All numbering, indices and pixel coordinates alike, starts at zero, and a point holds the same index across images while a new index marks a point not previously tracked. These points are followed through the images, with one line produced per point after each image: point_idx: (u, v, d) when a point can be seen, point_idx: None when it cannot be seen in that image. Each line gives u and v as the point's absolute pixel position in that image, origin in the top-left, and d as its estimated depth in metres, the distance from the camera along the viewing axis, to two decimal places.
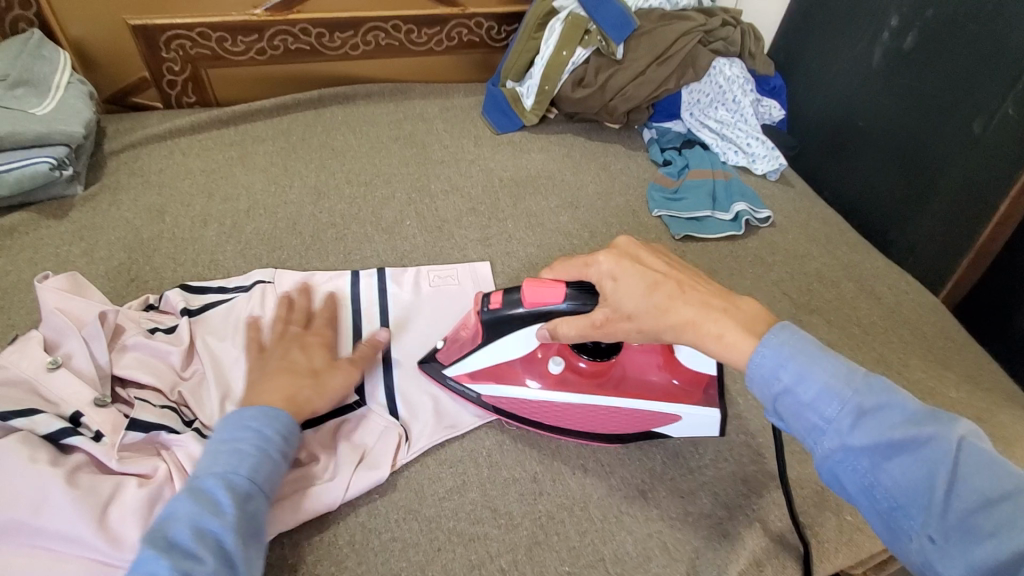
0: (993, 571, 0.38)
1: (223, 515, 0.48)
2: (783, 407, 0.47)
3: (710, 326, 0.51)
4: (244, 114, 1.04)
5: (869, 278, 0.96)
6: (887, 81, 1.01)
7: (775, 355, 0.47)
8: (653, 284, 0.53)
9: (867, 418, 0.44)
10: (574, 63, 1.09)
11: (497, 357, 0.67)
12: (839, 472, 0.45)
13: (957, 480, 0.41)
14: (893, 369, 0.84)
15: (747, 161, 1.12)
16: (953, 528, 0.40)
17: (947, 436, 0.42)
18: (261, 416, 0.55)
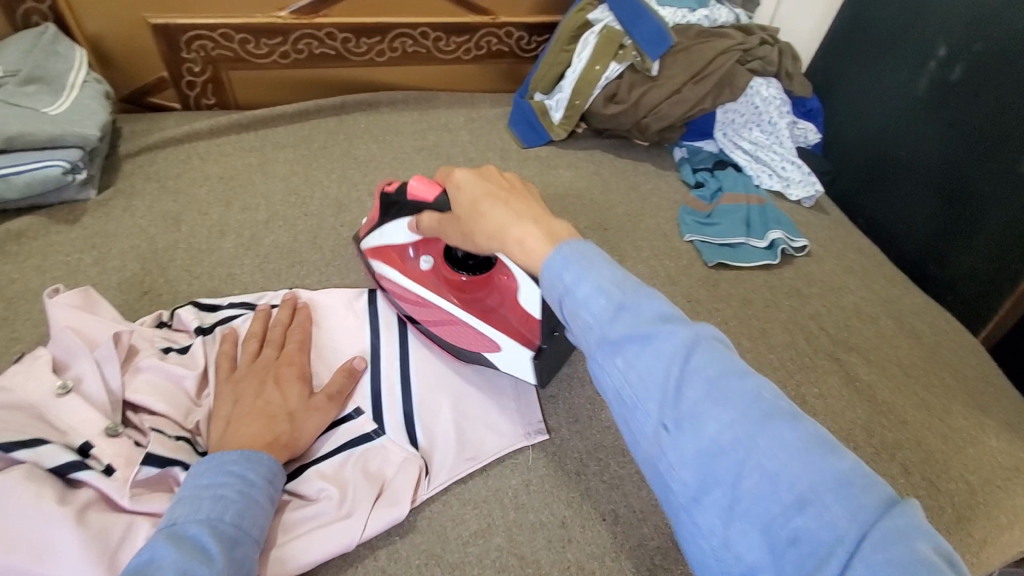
0: (717, 454, 0.36)
1: (214, 560, 0.44)
2: (566, 309, 0.43)
3: (513, 232, 0.50)
4: (265, 119, 1.00)
5: (908, 314, 0.92)
6: (931, 112, 0.97)
7: (563, 261, 0.44)
8: (495, 194, 0.54)
9: (624, 313, 0.41)
10: (607, 78, 1.05)
11: (391, 241, 0.74)
12: (598, 374, 0.42)
13: (692, 373, 0.38)
14: (934, 414, 0.80)
15: (782, 185, 1.07)
16: (682, 420, 0.38)
17: (684, 332, 0.40)
18: (242, 458, 0.52)
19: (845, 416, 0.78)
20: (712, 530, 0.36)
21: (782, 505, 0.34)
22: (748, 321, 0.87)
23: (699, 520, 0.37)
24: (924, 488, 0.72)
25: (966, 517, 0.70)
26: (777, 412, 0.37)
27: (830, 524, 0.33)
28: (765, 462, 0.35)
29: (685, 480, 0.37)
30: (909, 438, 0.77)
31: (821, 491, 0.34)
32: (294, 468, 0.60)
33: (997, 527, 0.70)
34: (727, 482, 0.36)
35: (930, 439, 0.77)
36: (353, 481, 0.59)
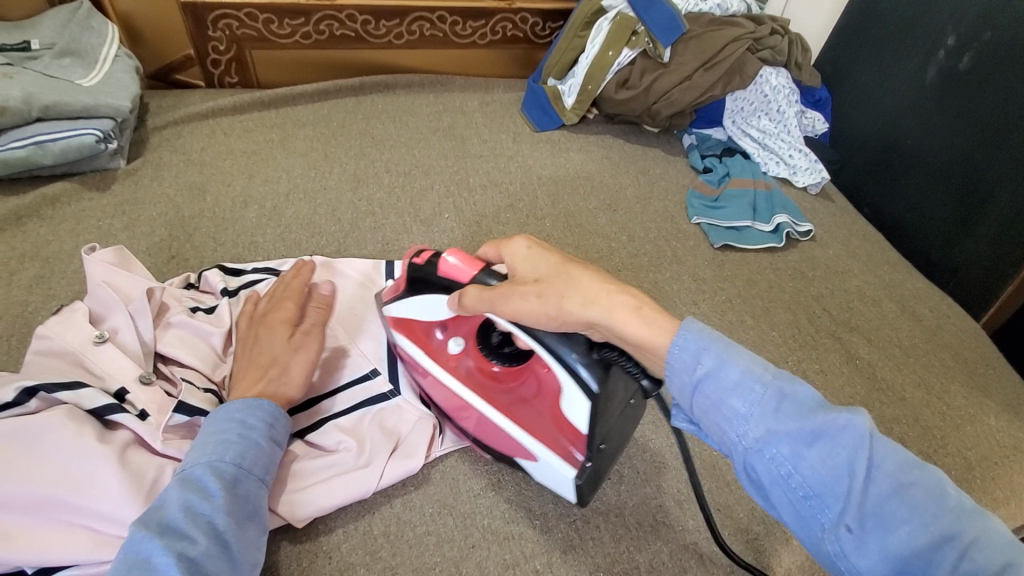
0: (911, 556, 0.38)
1: (213, 499, 0.47)
2: (703, 397, 0.44)
3: (618, 302, 0.49)
4: (286, 98, 1.03)
5: (910, 298, 0.95)
6: (938, 100, 0.99)
7: (694, 343, 0.45)
8: (566, 266, 0.52)
9: (786, 401, 0.42)
10: (619, 64, 1.08)
11: (416, 315, 0.64)
12: (758, 465, 0.42)
13: (875, 467, 0.40)
14: (933, 393, 0.82)
15: (788, 173, 1.10)
16: (867, 518, 0.39)
17: (859, 423, 0.40)
18: (242, 406, 0.54)
19: (845, 392, 0.80)
20: None
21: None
22: (753, 300, 0.89)
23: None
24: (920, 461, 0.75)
25: (962, 490, 0.73)
26: (948, 504, 0.39)
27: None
28: (965, 559, 0.37)
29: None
30: (908, 414, 0.79)
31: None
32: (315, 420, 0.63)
33: (990, 500, 0.72)
34: (915, 574, 0.38)
35: (927, 416, 0.80)
36: (364, 436, 0.62)
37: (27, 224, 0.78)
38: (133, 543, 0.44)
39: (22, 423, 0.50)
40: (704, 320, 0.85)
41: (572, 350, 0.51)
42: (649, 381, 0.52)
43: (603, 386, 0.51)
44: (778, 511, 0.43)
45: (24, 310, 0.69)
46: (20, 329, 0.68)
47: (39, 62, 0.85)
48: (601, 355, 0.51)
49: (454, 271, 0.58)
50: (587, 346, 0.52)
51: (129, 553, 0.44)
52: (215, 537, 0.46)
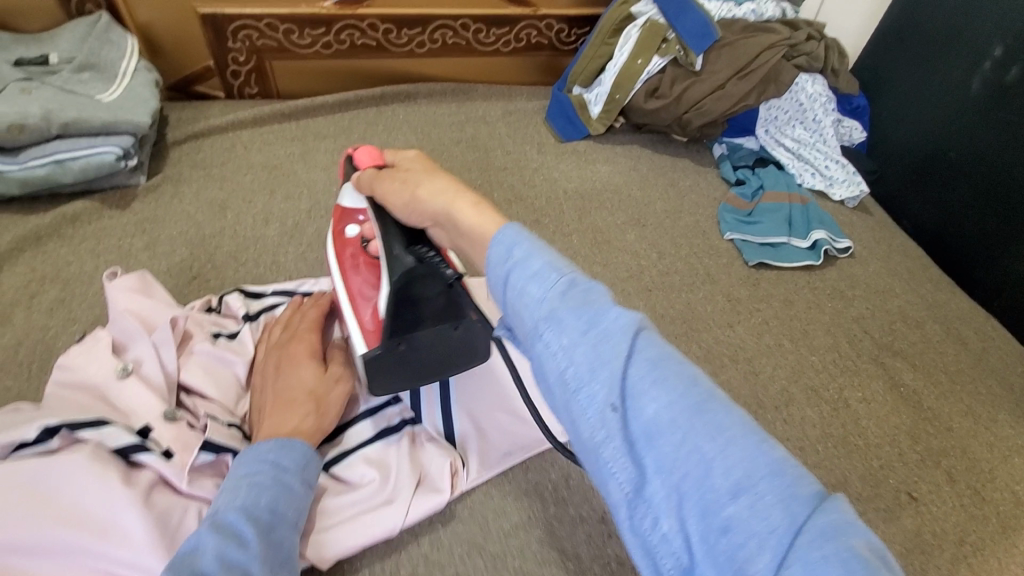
0: (663, 445, 0.34)
1: (251, 546, 0.45)
2: (510, 287, 0.41)
3: (465, 196, 0.51)
4: (307, 109, 1.01)
5: (955, 319, 0.90)
6: (984, 114, 0.94)
7: (511, 237, 0.43)
8: (434, 169, 0.57)
9: (575, 289, 0.39)
10: (648, 72, 1.04)
11: (343, 202, 0.67)
12: (541, 357, 0.38)
13: (638, 353, 0.37)
14: (982, 423, 0.78)
15: (824, 184, 1.05)
16: (629, 404, 0.36)
17: (628, 314, 0.38)
18: (275, 445, 0.53)
19: (889, 422, 0.76)
20: (654, 530, 0.34)
21: (716, 492, 0.32)
22: (789, 322, 0.85)
23: (637, 517, 0.34)
24: (970, 497, 0.71)
25: (1016, 530, 0.68)
26: (714, 395, 0.36)
27: (763, 516, 0.31)
28: (709, 449, 0.33)
29: (627, 479, 0.35)
30: (956, 446, 0.75)
31: (729, 487, 0.32)
32: (340, 451, 0.61)
33: None
34: (668, 471, 0.34)
35: (976, 448, 0.75)
36: (390, 470, 0.60)
37: (48, 243, 0.77)
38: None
39: (49, 464, 0.48)
40: (739, 343, 0.82)
41: (398, 245, 0.58)
42: (452, 273, 0.56)
43: (406, 274, 0.56)
44: (558, 414, 0.39)
45: (45, 334, 0.68)
46: (41, 354, 0.66)
47: (59, 78, 0.84)
48: (419, 250, 0.58)
49: (362, 158, 0.64)
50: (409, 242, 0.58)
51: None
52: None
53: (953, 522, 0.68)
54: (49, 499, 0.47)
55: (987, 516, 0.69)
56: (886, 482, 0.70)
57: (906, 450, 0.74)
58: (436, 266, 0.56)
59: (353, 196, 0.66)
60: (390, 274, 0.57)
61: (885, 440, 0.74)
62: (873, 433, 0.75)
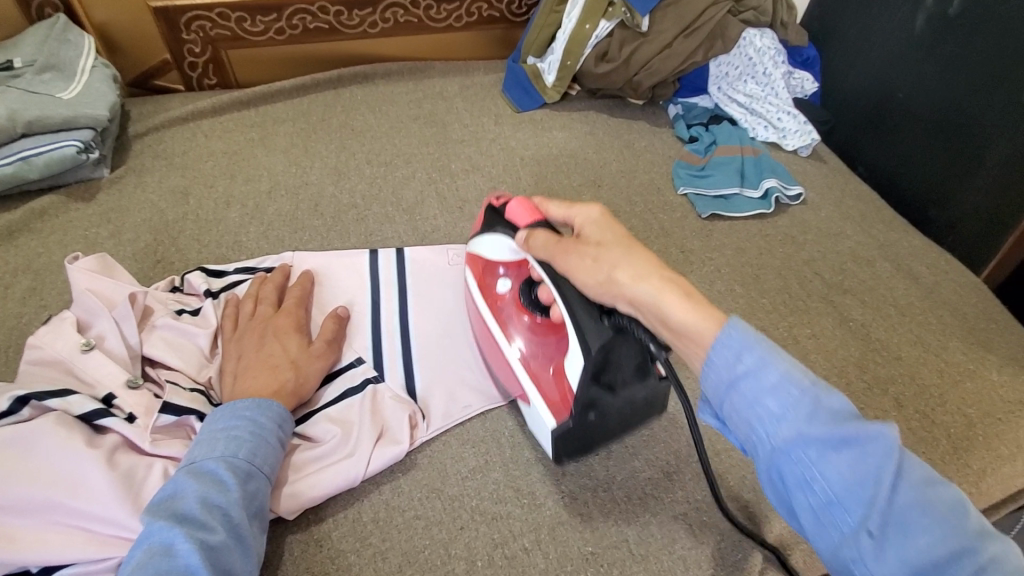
0: (927, 565, 0.39)
1: (230, 491, 0.50)
2: (740, 392, 0.45)
3: (671, 282, 0.52)
4: (265, 95, 1.04)
5: (907, 256, 0.92)
6: (929, 49, 0.96)
7: (738, 340, 0.46)
8: (627, 244, 0.57)
9: (821, 409, 0.43)
10: (597, 37, 1.06)
11: (484, 253, 0.70)
12: (784, 464, 0.43)
13: (905, 478, 0.41)
14: (931, 351, 0.81)
15: (778, 136, 1.07)
16: (887, 526, 0.40)
17: (889, 435, 0.42)
18: (253, 405, 0.56)
19: (838, 354, 0.79)
20: None
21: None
22: (742, 269, 0.88)
23: None
24: (918, 420, 0.74)
25: (961, 447, 0.71)
26: (978, 525, 0.40)
27: None
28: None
29: None
30: (904, 374, 0.78)
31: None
32: (304, 413, 0.64)
33: (994, 456, 0.71)
34: None
35: (925, 374, 0.78)
36: (354, 429, 0.63)
37: (17, 237, 0.79)
38: (151, 532, 0.46)
39: (15, 431, 0.51)
40: None
41: (590, 316, 0.57)
42: (659, 347, 0.54)
43: (605, 345, 0.56)
44: (796, 514, 0.44)
45: (17, 322, 0.71)
46: (15, 340, 0.69)
47: (19, 79, 0.86)
48: (613, 321, 0.56)
49: (515, 212, 0.67)
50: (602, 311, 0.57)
51: (150, 541, 0.45)
52: (230, 529, 0.48)
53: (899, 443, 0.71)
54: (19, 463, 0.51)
55: (935, 438, 0.72)
56: None
57: (854, 380, 0.77)
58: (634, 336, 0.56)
59: (507, 250, 0.67)
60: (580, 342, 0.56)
61: (832, 371, 0.77)
62: (822, 366, 0.78)
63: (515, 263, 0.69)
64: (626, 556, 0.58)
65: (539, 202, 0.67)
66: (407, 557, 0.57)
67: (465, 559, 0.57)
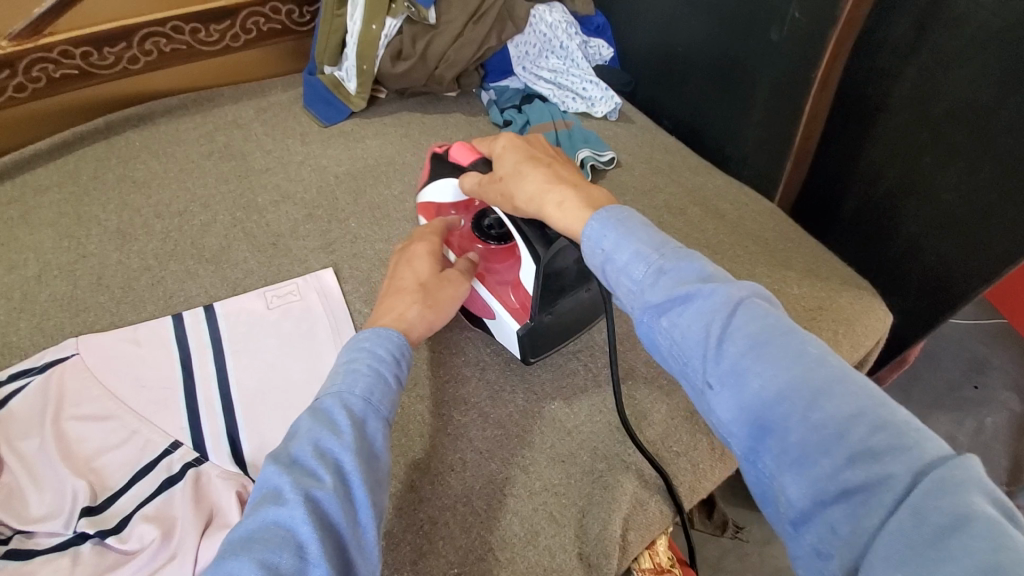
0: (762, 406, 0.41)
1: (342, 435, 0.47)
2: (608, 272, 0.52)
3: (552, 196, 0.58)
4: (15, 164, 0.89)
5: (713, 197, 1.00)
6: (692, 2, 1.02)
7: (605, 222, 0.53)
8: (519, 164, 0.62)
9: (665, 275, 0.48)
10: (388, 36, 1.02)
11: (435, 199, 0.78)
12: (649, 334, 0.48)
13: (732, 333, 0.44)
14: (744, 281, 0.88)
15: (586, 106, 1.11)
16: (729, 377, 0.43)
17: (724, 289, 0.46)
18: (373, 335, 0.55)
19: None
20: (767, 478, 0.41)
21: (831, 457, 0.38)
22: None
23: (755, 472, 0.42)
24: None
25: None
26: (822, 364, 0.41)
27: (881, 474, 0.36)
28: (819, 412, 0.39)
29: (736, 434, 0.42)
30: None
31: (846, 453, 0.37)
32: (117, 518, 0.57)
33: None
34: (775, 432, 0.40)
35: None
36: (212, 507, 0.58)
37: None
38: (266, 477, 0.45)
39: None
40: None
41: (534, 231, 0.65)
42: None
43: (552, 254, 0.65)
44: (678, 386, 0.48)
45: None
46: None
47: None
48: (550, 233, 0.65)
49: (458, 154, 0.73)
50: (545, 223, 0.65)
51: (263, 487, 0.45)
52: (342, 479, 0.45)
53: None
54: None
55: None
56: None
57: None
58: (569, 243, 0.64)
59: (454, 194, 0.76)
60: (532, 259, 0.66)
61: None
62: None
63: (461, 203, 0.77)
64: (492, 564, 0.58)
65: (477, 143, 0.73)
66: None
67: None
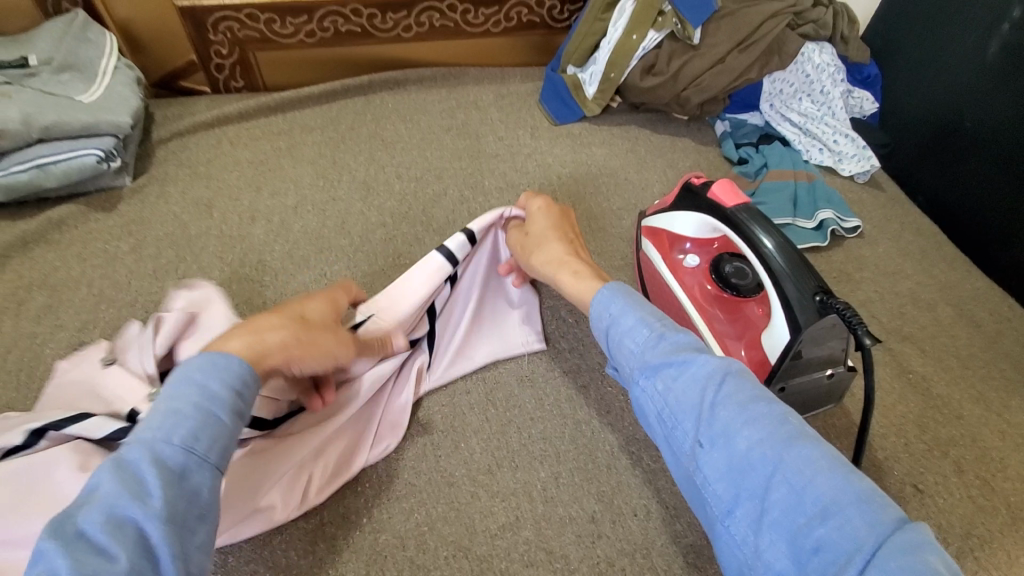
0: (745, 467, 0.41)
1: (148, 501, 0.37)
2: (610, 337, 0.52)
3: (567, 267, 0.62)
4: (292, 101, 1.00)
5: (970, 300, 0.86)
6: (1004, 81, 0.88)
7: (609, 294, 0.54)
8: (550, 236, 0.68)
9: (664, 343, 0.49)
10: (644, 49, 0.99)
11: (671, 229, 0.75)
12: (642, 398, 0.48)
13: (724, 400, 0.44)
14: (995, 409, 0.75)
15: (833, 160, 1.01)
16: (715, 438, 0.43)
17: (715, 360, 0.46)
18: (206, 365, 0.44)
19: (895, 410, 0.73)
20: (743, 543, 0.41)
21: (807, 516, 0.38)
22: None
23: (732, 532, 0.41)
24: (978, 488, 0.68)
25: None
26: (802, 435, 0.42)
27: (848, 533, 0.37)
28: (792, 475, 0.40)
29: (719, 494, 0.42)
30: (966, 435, 0.72)
31: (818, 511, 0.38)
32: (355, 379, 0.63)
33: None
34: (756, 493, 0.41)
35: (986, 436, 0.72)
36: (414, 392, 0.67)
37: (35, 249, 0.77)
38: (36, 557, 0.34)
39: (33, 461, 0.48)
40: None
41: (802, 299, 0.58)
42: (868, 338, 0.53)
43: (812, 328, 0.57)
44: (664, 452, 0.48)
45: (32, 342, 0.68)
46: (30, 362, 0.67)
47: (37, 79, 0.83)
48: (820, 301, 0.57)
49: (717, 193, 0.67)
50: (815, 289, 0.58)
51: (34, 573, 0.33)
52: (144, 550, 0.36)
53: (961, 516, 0.66)
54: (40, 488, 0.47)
55: (998, 509, 0.67)
56: (891, 473, 0.68)
57: (912, 440, 0.71)
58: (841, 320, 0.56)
59: (698, 231, 0.72)
60: (788, 327, 0.59)
61: (890, 430, 0.71)
62: (879, 423, 0.72)
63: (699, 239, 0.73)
64: None
65: (745, 190, 0.66)
66: None
67: None
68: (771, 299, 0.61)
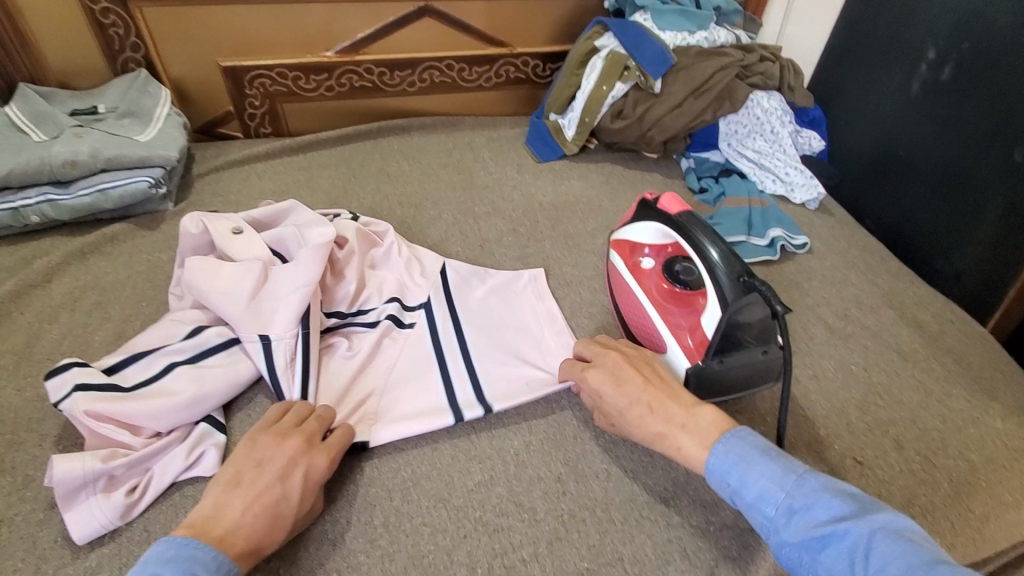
0: None
1: None
2: (739, 504, 0.57)
3: (641, 419, 0.64)
4: (311, 143, 1.16)
5: (910, 305, 0.95)
6: (927, 111, 1.00)
7: (725, 458, 0.58)
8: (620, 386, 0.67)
9: (797, 516, 0.53)
10: (613, 97, 1.15)
11: (632, 238, 0.86)
12: (794, 566, 0.53)
13: (879, 573, 0.48)
14: (933, 396, 0.82)
15: (785, 190, 1.14)
16: None
17: (857, 530, 0.50)
18: (213, 561, 0.50)
19: (838, 395, 0.81)
20: None
21: None
22: None
23: None
24: (916, 462, 0.75)
25: (964, 492, 0.72)
26: None
27: None
28: None
29: None
30: (905, 418, 0.79)
31: None
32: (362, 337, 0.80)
33: (999, 503, 0.71)
34: None
35: (923, 418, 0.80)
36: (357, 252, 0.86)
37: (91, 258, 0.90)
38: None
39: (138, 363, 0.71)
40: None
41: (726, 282, 0.70)
42: (781, 307, 0.67)
43: (739, 304, 0.68)
44: None
45: (83, 329, 0.80)
46: (80, 344, 0.79)
47: (105, 122, 1.00)
48: (746, 283, 0.69)
49: (665, 205, 0.79)
50: (741, 274, 0.70)
51: None
52: None
53: (899, 486, 0.72)
54: (89, 394, 0.65)
55: (934, 480, 0.73)
56: (832, 447, 0.75)
57: (854, 420, 0.79)
58: (763, 298, 0.68)
59: (652, 237, 0.84)
60: (720, 305, 0.70)
61: (832, 412, 0.79)
62: (822, 406, 0.80)
63: (656, 244, 0.84)
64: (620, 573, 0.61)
65: (687, 200, 0.79)
66: (412, 560, 0.61)
67: (466, 566, 0.61)
68: (707, 285, 0.73)
